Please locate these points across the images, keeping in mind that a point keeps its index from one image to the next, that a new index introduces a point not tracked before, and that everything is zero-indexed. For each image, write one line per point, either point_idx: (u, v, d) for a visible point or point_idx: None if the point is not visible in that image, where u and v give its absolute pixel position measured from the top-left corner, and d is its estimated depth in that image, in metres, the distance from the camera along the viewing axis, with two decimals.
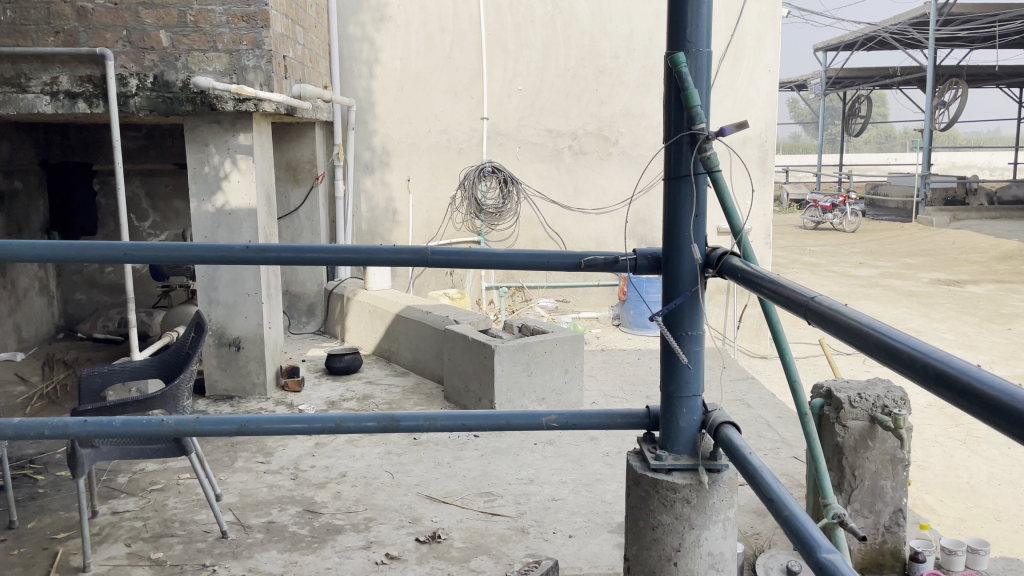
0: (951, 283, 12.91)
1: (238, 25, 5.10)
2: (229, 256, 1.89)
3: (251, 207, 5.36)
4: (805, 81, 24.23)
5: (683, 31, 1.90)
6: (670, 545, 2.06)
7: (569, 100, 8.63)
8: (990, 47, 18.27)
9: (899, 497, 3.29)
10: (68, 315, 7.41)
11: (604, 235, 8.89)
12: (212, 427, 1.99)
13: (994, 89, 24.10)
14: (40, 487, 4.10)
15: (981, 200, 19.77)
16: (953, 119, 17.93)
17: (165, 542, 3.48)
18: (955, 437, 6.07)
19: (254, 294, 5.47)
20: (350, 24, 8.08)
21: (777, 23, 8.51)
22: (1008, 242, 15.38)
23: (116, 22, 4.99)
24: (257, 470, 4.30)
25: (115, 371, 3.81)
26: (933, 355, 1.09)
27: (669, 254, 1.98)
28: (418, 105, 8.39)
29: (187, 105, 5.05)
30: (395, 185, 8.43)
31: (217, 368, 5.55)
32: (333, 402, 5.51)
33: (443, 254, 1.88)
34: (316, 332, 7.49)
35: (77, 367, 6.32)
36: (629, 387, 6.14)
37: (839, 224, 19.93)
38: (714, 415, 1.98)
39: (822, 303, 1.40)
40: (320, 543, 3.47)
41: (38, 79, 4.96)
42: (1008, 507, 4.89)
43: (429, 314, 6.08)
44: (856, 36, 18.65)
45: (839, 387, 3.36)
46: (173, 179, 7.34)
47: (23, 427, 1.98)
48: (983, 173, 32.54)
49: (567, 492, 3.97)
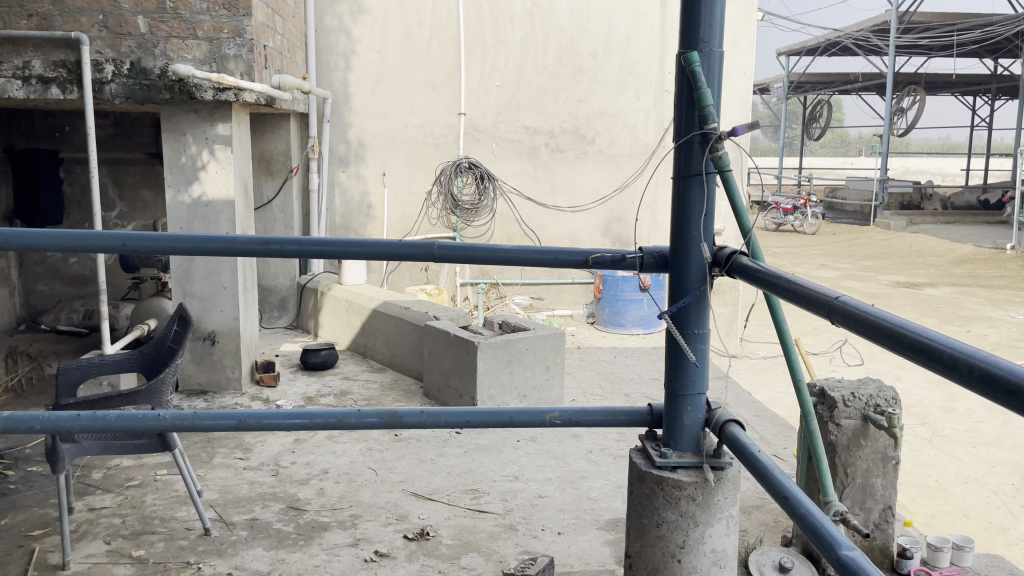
0: (910, 285, 13.21)
1: (219, 12, 4.99)
2: (228, 248, 1.85)
3: (228, 198, 5.25)
4: (767, 85, 24.54)
5: (698, 29, 1.89)
6: (675, 541, 2.07)
7: (546, 98, 8.65)
8: (949, 55, 18.72)
9: (889, 494, 3.37)
10: (29, 306, 7.18)
11: (579, 233, 8.93)
12: (210, 422, 1.94)
13: (950, 97, 24.67)
14: (11, 482, 3.97)
15: (936, 205, 20.28)
16: (912, 125, 18.33)
17: (146, 540, 3.41)
18: (921, 436, 6.23)
19: (230, 287, 5.38)
20: (327, 15, 7.97)
21: (752, 26, 8.65)
22: (964, 247, 15.81)
23: (92, 7, 4.86)
24: (237, 466, 4.23)
25: (95, 363, 3.71)
26: (976, 355, 1.11)
27: (678, 251, 1.97)
28: (395, 98, 8.31)
29: (164, 93, 4.95)
30: (369, 179, 8.34)
31: (191, 363, 5.45)
32: (310, 397, 5.44)
33: (450, 250, 1.86)
34: (288, 326, 7.40)
35: (42, 360, 6.15)
36: (607, 384, 6.17)
37: (800, 226, 20.29)
38: (718, 413, 1.98)
39: (846, 303, 1.41)
40: (306, 540, 3.42)
41: (10, 63, 4.82)
42: (976, 505, 5.04)
43: (407, 310, 6.04)
44: (819, 41, 18.97)
45: (831, 386, 3.44)
46: (142, 168, 7.18)
47: (14, 420, 1.91)
48: (936, 178, 33.44)
49: (553, 489, 3.98)
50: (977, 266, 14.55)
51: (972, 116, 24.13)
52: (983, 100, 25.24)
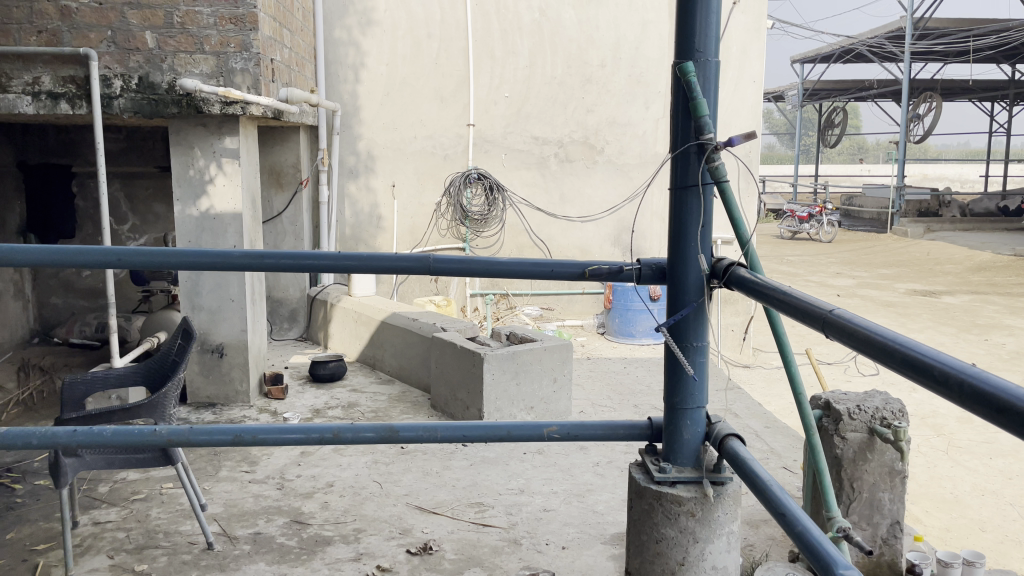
0: (928, 294, 13.06)
1: (226, 27, 5.03)
2: (225, 261, 1.84)
3: (235, 212, 5.27)
4: (781, 93, 24.46)
5: (692, 40, 1.86)
6: (675, 558, 2.03)
7: (555, 108, 8.65)
8: (965, 61, 18.56)
9: (897, 509, 3.31)
10: (43, 319, 7.24)
11: (589, 243, 8.91)
12: (206, 438, 1.91)
13: (968, 103, 24.41)
14: (18, 496, 3.99)
15: (955, 212, 20.05)
16: (928, 131, 18.14)
17: (148, 554, 3.40)
18: (937, 447, 6.13)
19: (238, 300, 5.39)
20: (336, 28, 8.01)
21: (762, 34, 8.61)
22: (983, 255, 15.59)
23: (101, 22, 4.90)
24: (242, 480, 4.23)
25: (100, 378, 3.72)
26: (968, 371, 1.08)
27: (675, 262, 1.93)
28: (404, 110, 8.33)
29: (172, 108, 4.97)
30: (379, 191, 8.37)
31: (200, 375, 5.46)
32: (317, 410, 5.43)
33: (445, 263, 1.84)
34: (298, 338, 7.40)
35: (54, 373, 6.22)
36: (616, 395, 6.12)
37: (816, 235, 20.16)
38: (718, 427, 1.93)
39: (839, 316, 1.37)
40: (308, 555, 3.40)
41: (20, 79, 4.86)
42: (993, 518, 4.94)
43: (416, 321, 6.04)
44: (833, 48, 18.87)
45: (837, 398, 3.39)
46: (154, 182, 7.23)
47: (10, 436, 1.90)
48: (955, 185, 33.13)
49: (559, 503, 3.95)
50: (996, 273, 14.35)
51: (990, 122, 23.89)
52: (1001, 106, 24.98)
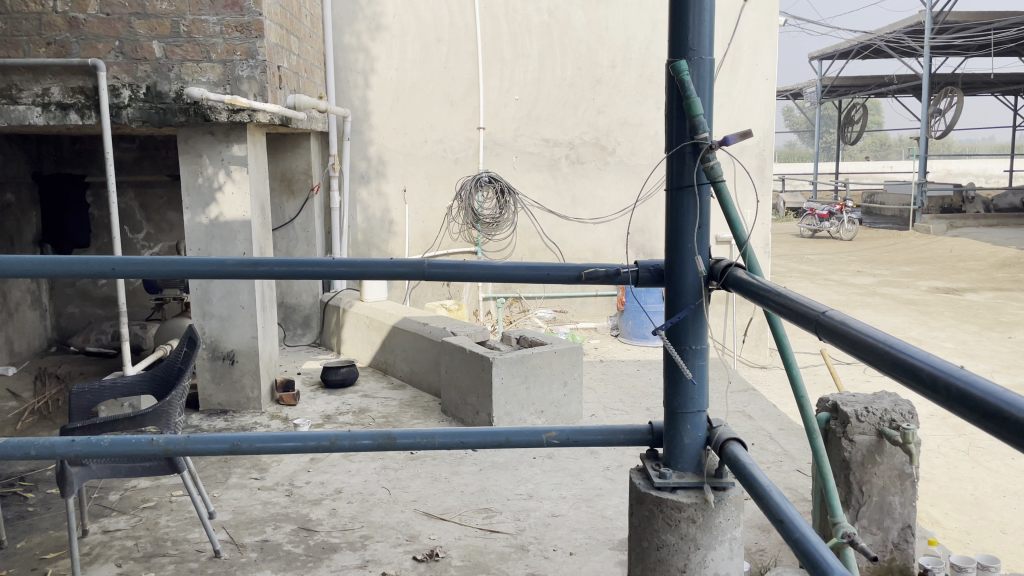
0: (951, 291, 12.88)
1: (232, 35, 5.04)
2: (219, 269, 1.79)
3: (245, 219, 5.30)
4: (800, 90, 24.24)
5: (685, 38, 1.81)
6: (676, 565, 1.96)
7: (565, 110, 8.62)
8: (986, 55, 18.28)
9: (907, 513, 3.25)
10: (60, 328, 7.32)
11: (602, 245, 8.87)
12: (203, 447, 1.86)
13: (991, 97, 24.03)
14: (29, 505, 4.02)
15: (978, 208, 19.76)
16: (950, 126, 17.89)
17: (156, 562, 3.41)
18: (958, 447, 6.02)
19: (248, 307, 5.41)
20: (346, 34, 8.01)
21: (774, 31, 8.51)
22: (1006, 250, 15.35)
23: (108, 33, 4.94)
24: (251, 487, 4.23)
25: (107, 387, 3.74)
26: (956, 374, 1.03)
27: (673, 264, 1.88)
28: (414, 114, 8.33)
29: (180, 116, 5.00)
30: (391, 196, 8.38)
31: (212, 383, 5.48)
32: (328, 416, 5.43)
33: (440, 267, 1.79)
34: (311, 344, 7.41)
35: (69, 381, 6.28)
36: (629, 398, 6.07)
37: (837, 233, 19.94)
38: (719, 432, 1.88)
39: (833, 317, 1.32)
40: (314, 562, 3.39)
41: (29, 90, 4.90)
42: (1014, 519, 4.84)
43: (425, 326, 6.04)
44: (851, 45, 18.66)
45: (845, 400, 3.33)
46: (168, 190, 7.28)
47: (6, 448, 1.85)
48: (979, 180, 32.70)
49: (567, 508, 3.91)
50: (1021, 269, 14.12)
51: (1014, 116, 23.54)
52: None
